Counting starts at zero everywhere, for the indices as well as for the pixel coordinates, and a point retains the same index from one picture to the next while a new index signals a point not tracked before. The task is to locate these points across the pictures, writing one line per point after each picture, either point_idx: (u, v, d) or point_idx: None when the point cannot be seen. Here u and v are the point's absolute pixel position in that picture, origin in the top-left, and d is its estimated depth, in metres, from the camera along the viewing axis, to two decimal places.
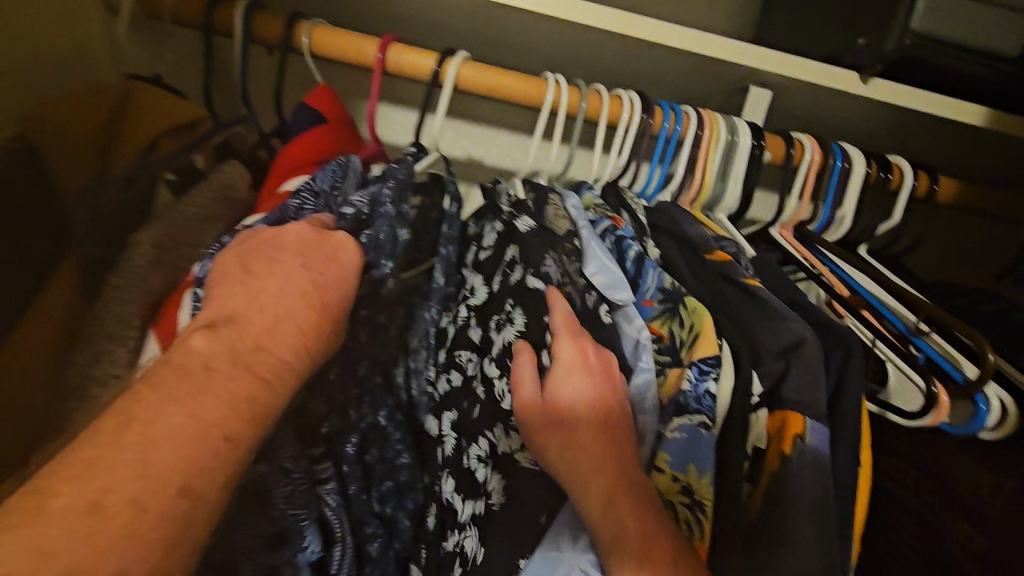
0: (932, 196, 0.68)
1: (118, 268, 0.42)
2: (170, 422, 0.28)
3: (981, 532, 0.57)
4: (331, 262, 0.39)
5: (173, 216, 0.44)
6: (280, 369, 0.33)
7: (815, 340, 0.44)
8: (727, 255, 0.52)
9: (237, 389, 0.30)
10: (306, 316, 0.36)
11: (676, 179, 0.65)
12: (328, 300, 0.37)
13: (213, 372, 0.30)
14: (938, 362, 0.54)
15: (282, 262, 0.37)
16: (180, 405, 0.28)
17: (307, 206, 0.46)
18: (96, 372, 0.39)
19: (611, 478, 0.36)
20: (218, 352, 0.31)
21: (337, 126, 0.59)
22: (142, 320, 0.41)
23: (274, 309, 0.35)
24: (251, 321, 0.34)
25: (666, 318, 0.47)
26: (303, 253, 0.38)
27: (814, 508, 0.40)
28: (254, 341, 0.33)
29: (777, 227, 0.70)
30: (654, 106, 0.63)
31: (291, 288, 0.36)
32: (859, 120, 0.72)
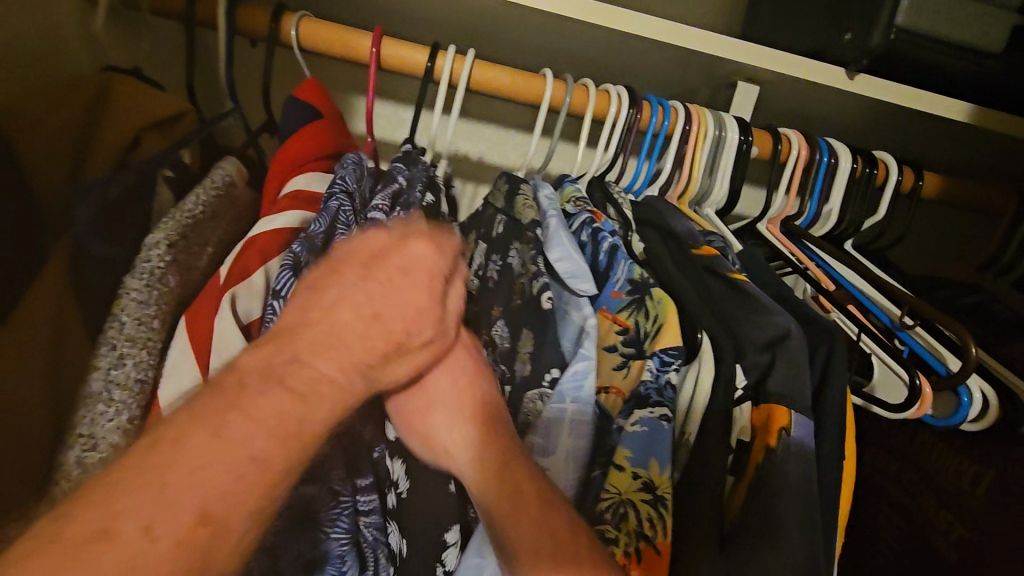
0: (917, 191, 0.68)
1: (133, 269, 0.42)
2: (193, 439, 0.26)
3: (962, 521, 0.58)
4: (396, 279, 0.38)
5: (185, 217, 0.45)
6: (320, 382, 0.31)
7: (800, 334, 0.44)
8: (713, 249, 0.52)
9: (271, 405, 0.29)
10: (354, 333, 0.34)
11: (663, 174, 0.65)
12: (387, 313, 0.36)
13: (246, 386, 0.29)
14: (922, 355, 0.55)
15: (346, 272, 0.36)
16: (205, 425, 0.27)
17: (345, 207, 0.46)
18: (114, 373, 0.39)
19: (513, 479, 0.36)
20: (259, 369, 0.30)
21: (331, 120, 0.59)
22: (160, 321, 0.42)
23: (323, 323, 0.33)
24: (304, 334, 0.33)
25: (632, 309, 0.46)
26: (368, 265, 0.37)
27: (799, 500, 0.40)
28: (296, 355, 0.31)
29: (765, 223, 0.70)
30: (642, 100, 0.63)
31: (347, 299, 0.35)
32: (845, 115, 0.73)
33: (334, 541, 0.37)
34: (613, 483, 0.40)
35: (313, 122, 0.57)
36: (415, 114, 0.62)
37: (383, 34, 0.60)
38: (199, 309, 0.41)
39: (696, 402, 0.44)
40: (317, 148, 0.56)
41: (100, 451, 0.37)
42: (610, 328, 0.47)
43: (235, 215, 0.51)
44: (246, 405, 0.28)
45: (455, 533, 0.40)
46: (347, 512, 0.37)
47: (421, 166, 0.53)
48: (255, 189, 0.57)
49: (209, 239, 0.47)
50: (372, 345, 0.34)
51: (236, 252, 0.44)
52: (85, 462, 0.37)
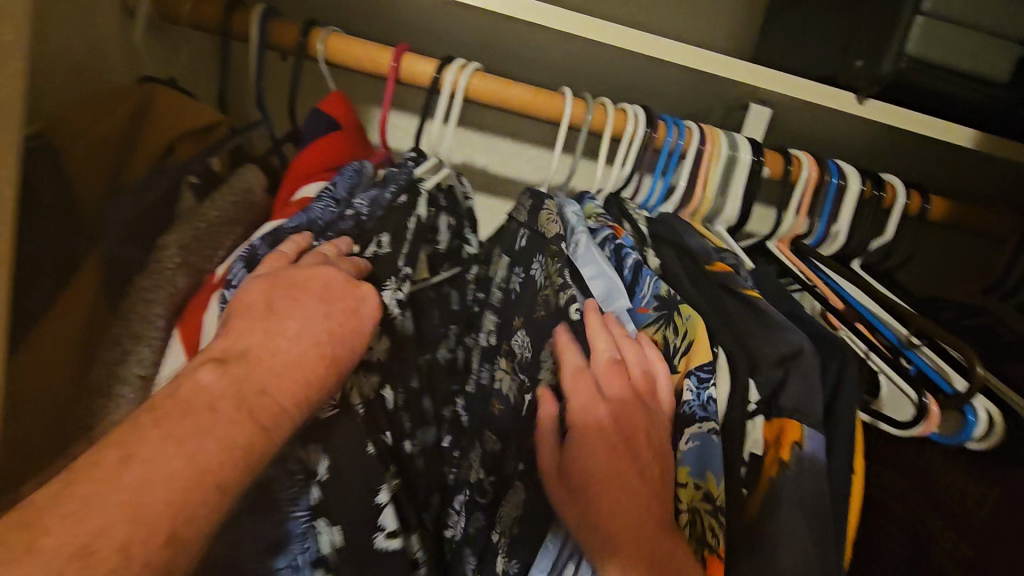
0: (924, 214, 0.70)
1: (146, 269, 0.43)
2: (169, 460, 0.27)
3: (965, 540, 0.59)
4: (346, 317, 0.38)
5: (199, 222, 0.46)
6: (277, 415, 0.32)
7: (812, 351, 0.46)
8: (725, 266, 0.54)
9: (234, 433, 0.30)
10: (313, 367, 0.35)
11: (678, 191, 0.67)
12: (341, 351, 0.37)
13: (216, 412, 0.30)
14: (930, 373, 0.56)
15: (305, 305, 0.37)
16: (177, 447, 0.28)
17: (328, 211, 0.47)
18: (121, 371, 0.41)
19: (637, 525, 0.36)
20: (227, 391, 0.31)
21: (349, 133, 0.61)
22: (165, 320, 0.43)
23: (288, 353, 0.34)
24: (263, 361, 0.33)
25: (660, 325, 0.48)
26: (328, 299, 0.38)
27: (810, 512, 0.42)
28: (260, 386, 0.32)
29: (774, 241, 0.71)
30: (658, 119, 0.65)
31: (307, 333, 0.36)
32: (854, 138, 0.75)
33: (296, 521, 0.36)
34: (681, 496, 0.41)
35: (331, 133, 0.59)
36: (419, 122, 0.64)
37: (408, 49, 0.62)
38: (197, 310, 0.42)
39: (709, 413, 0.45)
40: (332, 159, 0.58)
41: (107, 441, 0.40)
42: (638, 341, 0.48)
43: (254, 220, 0.53)
44: (216, 433, 0.29)
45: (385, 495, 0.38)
46: (302, 489, 0.36)
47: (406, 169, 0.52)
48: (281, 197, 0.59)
49: (221, 245, 0.48)
50: (326, 383, 0.35)
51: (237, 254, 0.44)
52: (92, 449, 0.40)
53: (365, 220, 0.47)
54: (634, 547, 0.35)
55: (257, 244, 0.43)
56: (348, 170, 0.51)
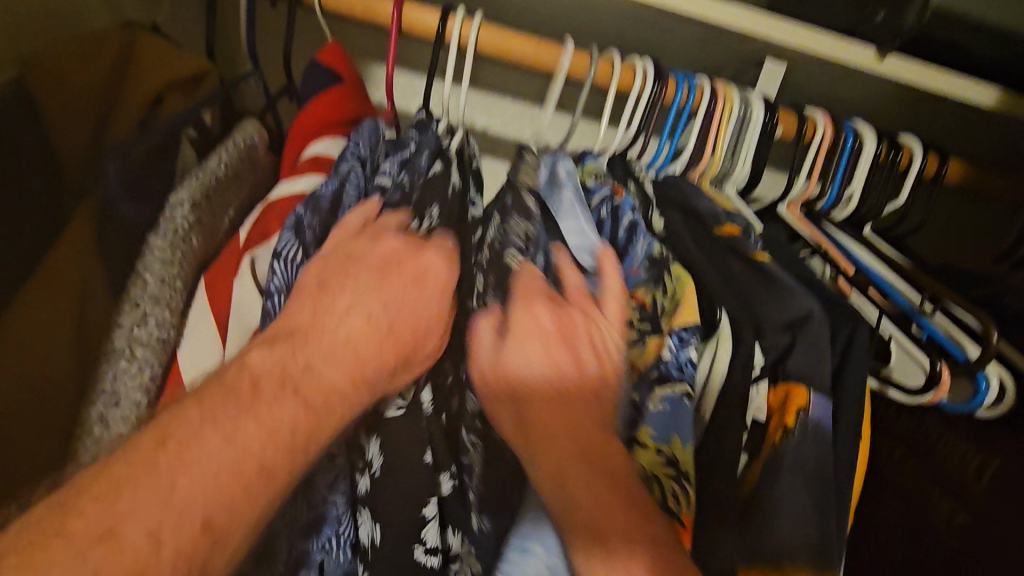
0: (940, 178, 0.68)
1: (158, 227, 0.41)
2: (204, 444, 0.27)
3: (964, 507, 0.58)
4: (409, 288, 0.39)
5: (209, 176, 0.44)
6: (329, 393, 0.32)
7: (822, 316, 0.44)
8: (735, 229, 0.51)
9: (282, 415, 0.30)
10: (366, 342, 0.35)
11: (686, 152, 0.65)
12: (397, 324, 0.37)
13: (261, 392, 0.30)
14: (942, 342, 0.55)
15: (357, 276, 0.38)
16: (216, 428, 0.28)
17: (357, 173, 0.46)
18: (137, 332, 0.38)
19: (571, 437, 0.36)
20: (272, 369, 0.31)
21: (352, 88, 0.58)
22: (183, 281, 0.41)
23: (336, 332, 0.35)
24: (312, 340, 0.34)
25: (649, 286, 0.46)
26: (382, 269, 0.39)
27: (813, 479, 0.41)
28: (308, 362, 0.33)
29: (785, 204, 0.69)
30: (668, 75, 0.62)
31: (359, 308, 0.36)
32: (871, 98, 0.72)
33: (334, 504, 0.39)
34: (642, 461, 0.40)
35: (331, 87, 0.56)
36: (427, 78, 0.61)
37: None
38: (219, 272, 0.42)
39: (713, 377, 0.44)
40: (336, 112, 0.56)
41: (123, 409, 0.37)
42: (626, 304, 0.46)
43: (257, 179, 0.51)
44: (259, 413, 0.29)
45: (433, 507, 0.39)
46: (344, 474, 0.39)
47: (432, 132, 0.51)
48: (273, 153, 0.57)
49: (230, 204, 0.47)
50: (385, 358, 0.36)
51: (257, 215, 0.45)
52: (107, 418, 0.37)
53: (410, 192, 0.46)
54: (564, 498, 0.33)
55: (300, 214, 0.42)
56: (363, 129, 0.49)
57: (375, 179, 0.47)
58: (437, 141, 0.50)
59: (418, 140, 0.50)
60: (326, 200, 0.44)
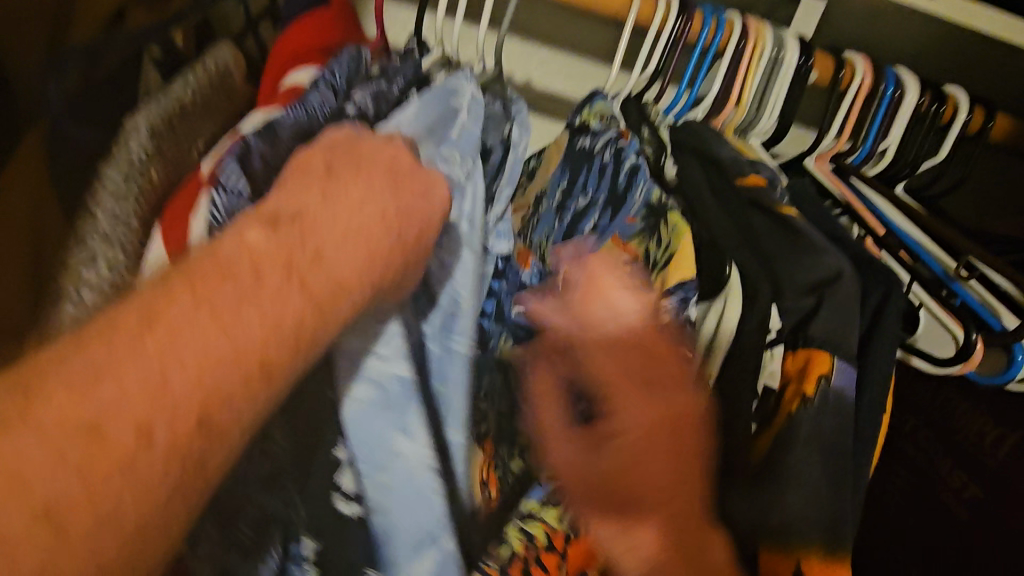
0: (984, 134, 0.62)
1: (111, 157, 0.37)
2: (197, 331, 0.20)
3: (977, 481, 0.56)
4: (417, 181, 0.30)
5: (170, 101, 0.40)
6: (337, 292, 0.24)
7: (852, 277, 0.40)
8: (759, 180, 0.46)
9: (285, 311, 0.22)
10: (377, 238, 0.26)
11: (708, 99, 0.59)
12: (409, 223, 0.28)
13: (261, 277, 0.22)
14: (974, 308, 0.51)
15: (371, 172, 0.28)
16: (210, 316, 0.20)
17: (331, 103, 0.42)
18: (87, 276, 0.35)
19: (671, 426, 0.29)
20: (271, 254, 0.23)
21: (339, 12, 0.53)
22: (141, 221, 0.37)
23: (345, 220, 0.26)
24: (318, 227, 0.25)
25: (644, 237, 0.41)
26: (393, 172, 0.29)
27: (830, 451, 0.38)
28: (315, 248, 0.24)
29: (813, 159, 0.63)
30: (694, 8, 0.56)
31: (373, 201, 0.27)
32: (914, 42, 0.65)
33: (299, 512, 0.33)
34: None
35: (318, 11, 0.52)
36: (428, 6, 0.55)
37: None
38: (178, 207, 0.36)
39: (722, 334, 0.39)
40: (323, 38, 0.51)
41: None
42: (621, 257, 0.40)
43: (234, 109, 0.48)
44: (257, 302, 0.21)
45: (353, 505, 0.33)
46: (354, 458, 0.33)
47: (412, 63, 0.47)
48: (253, 83, 0.52)
49: (200, 134, 0.43)
50: (380, 247, 0.26)
51: (226, 145, 0.40)
52: None
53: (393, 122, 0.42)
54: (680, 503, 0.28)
55: (252, 141, 0.37)
56: (343, 56, 0.45)
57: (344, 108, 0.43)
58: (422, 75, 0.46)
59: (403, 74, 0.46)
60: (287, 129, 0.38)
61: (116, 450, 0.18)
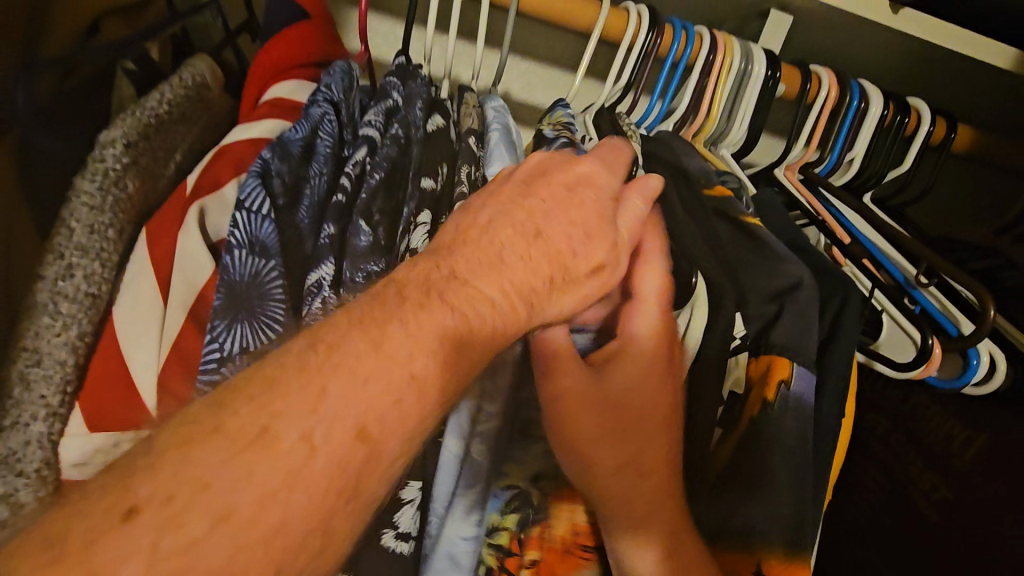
0: (947, 144, 0.64)
1: (86, 167, 0.37)
2: (353, 347, 0.26)
3: (947, 483, 0.57)
4: (561, 196, 0.36)
5: (148, 113, 0.40)
6: (478, 302, 0.30)
7: (812, 284, 0.41)
8: (726, 191, 0.47)
9: (430, 329, 0.27)
10: (524, 250, 0.33)
11: (679, 112, 0.60)
12: (549, 232, 0.34)
13: (405, 299, 0.28)
14: (934, 315, 0.53)
15: (513, 188, 0.36)
16: (363, 333, 0.26)
17: (331, 117, 0.43)
18: (62, 286, 0.35)
19: (653, 425, 0.36)
20: (412, 279, 0.29)
21: (319, 24, 0.54)
22: (115, 231, 0.38)
23: (490, 237, 0.33)
24: (469, 253, 0.32)
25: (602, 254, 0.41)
26: (528, 183, 0.36)
27: (793, 455, 0.39)
28: (473, 267, 0.31)
29: (784, 168, 0.64)
30: (664, 22, 0.58)
31: (514, 215, 0.34)
32: (878, 56, 0.67)
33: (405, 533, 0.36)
34: (526, 457, 0.39)
35: (297, 24, 0.52)
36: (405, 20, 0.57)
37: None
38: (164, 218, 0.39)
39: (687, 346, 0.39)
40: (300, 51, 0.51)
41: (46, 368, 0.35)
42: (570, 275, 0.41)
43: (209, 120, 0.48)
44: (399, 320, 0.27)
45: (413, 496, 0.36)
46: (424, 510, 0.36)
47: (420, 82, 0.48)
48: (231, 96, 0.53)
49: (177, 145, 0.44)
50: (536, 265, 0.33)
51: (207, 160, 0.41)
52: (28, 378, 0.34)
53: (406, 144, 0.44)
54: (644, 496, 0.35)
55: (268, 159, 0.39)
56: (336, 70, 0.46)
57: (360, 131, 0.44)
58: (429, 94, 0.48)
59: (404, 92, 0.47)
60: (296, 146, 0.41)
61: (286, 451, 0.23)
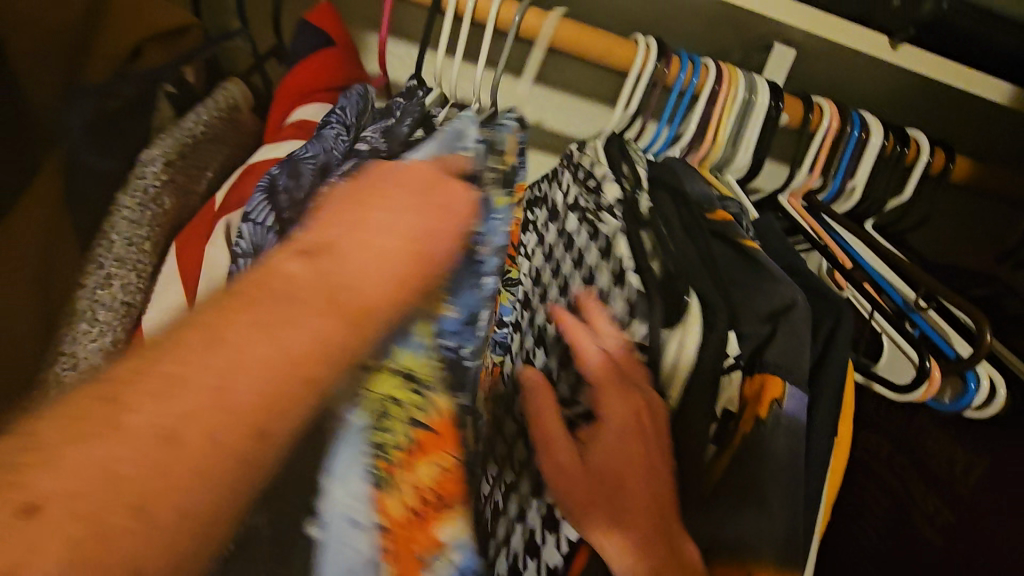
0: (946, 175, 0.66)
1: (128, 185, 0.41)
2: (250, 342, 0.23)
3: (949, 506, 0.58)
4: (441, 204, 0.34)
5: (184, 134, 0.44)
6: (368, 307, 0.27)
7: (805, 306, 0.43)
8: (727, 214, 0.49)
9: (319, 326, 0.25)
10: (400, 257, 0.30)
11: (686, 139, 0.63)
12: (430, 242, 0.32)
13: (294, 299, 0.25)
14: (931, 337, 0.54)
15: (389, 192, 0.33)
16: (264, 329, 0.23)
17: (343, 137, 0.45)
18: (100, 294, 0.38)
19: (616, 461, 0.39)
20: (305, 278, 0.26)
21: (344, 50, 0.57)
22: (152, 243, 0.41)
23: (368, 240, 0.29)
24: (347, 252, 0.28)
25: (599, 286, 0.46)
26: (416, 191, 0.34)
27: (786, 472, 0.40)
28: (349, 268, 0.28)
29: (786, 195, 0.67)
30: (672, 54, 0.60)
31: (390, 220, 0.31)
32: (878, 89, 0.70)
33: None
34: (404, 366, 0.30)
35: (324, 50, 0.55)
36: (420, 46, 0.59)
37: None
38: (193, 232, 0.42)
39: (682, 362, 0.42)
40: (324, 77, 0.54)
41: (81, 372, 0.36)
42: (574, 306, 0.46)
43: (240, 141, 0.51)
44: (303, 325, 0.24)
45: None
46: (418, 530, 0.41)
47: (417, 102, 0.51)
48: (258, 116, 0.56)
49: (209, 164, 0.47)
50: (400, 265, 0.29)
51: (236, 179, 0.44)
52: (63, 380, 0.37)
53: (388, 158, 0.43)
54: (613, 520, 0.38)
55: (276, 175, 0.41)
56: (352, 95, 0.49)
57: (355, 145, 0.45)
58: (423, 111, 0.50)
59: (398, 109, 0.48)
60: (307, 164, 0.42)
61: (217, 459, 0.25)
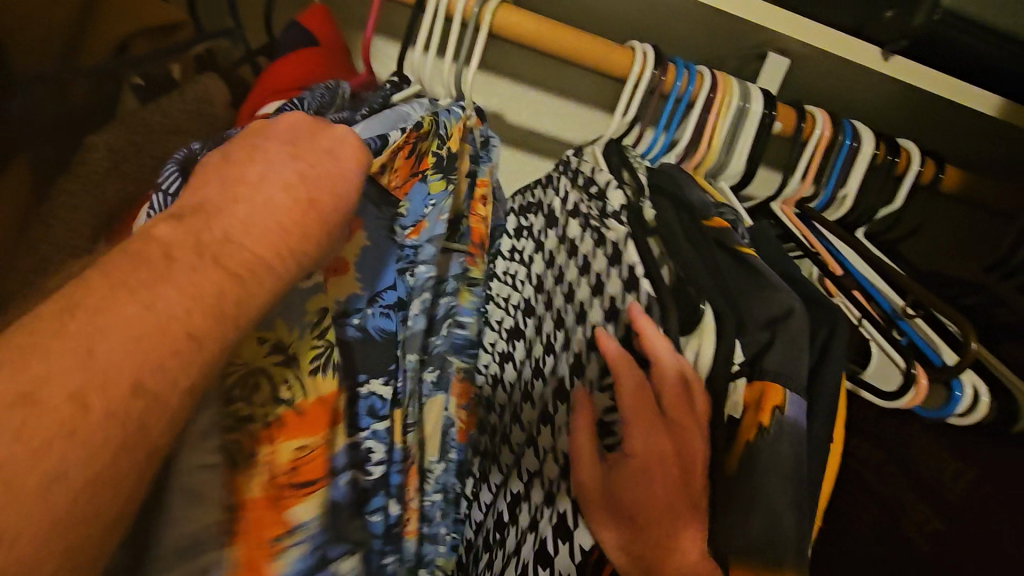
0: (936, 184, 0.67)
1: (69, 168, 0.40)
2: (132, 306, 0.24)
3: (938, 514, 0.58)
4: (325, 152, 0.35)
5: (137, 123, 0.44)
6: (252, 260, 0.29)
7: (803, 313, 0.43)
8: (724, 221, 0.50)
9: (198, 281, 0.26)
10: (287, 214, 0.31)
11: (681, 145, 0.63)
12: (318, 194, 0.33)
13: (172, 263, 0.26)
14: (920, 345, 0.55)
15: (272, 150, 0.33)
16: (135, 295, 0.25)
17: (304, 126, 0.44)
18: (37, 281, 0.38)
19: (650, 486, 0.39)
20: (185, 244, 0.27)
21: (327, 49, 0.57)
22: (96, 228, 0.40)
23: (250, 199, 0.31)
24: (228, 214, 0.30)
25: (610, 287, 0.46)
26: (296, 153, 0.34)
27: (788, 478, 0.40)
28: (223, 230, 0.29)
29: (779, 202, 0.68)
30: (669, 62, 0.61)
31: (274, 178, 0.32)
32: (870, 98, 0.71)
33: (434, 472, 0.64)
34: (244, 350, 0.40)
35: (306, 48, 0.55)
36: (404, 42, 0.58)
37: None
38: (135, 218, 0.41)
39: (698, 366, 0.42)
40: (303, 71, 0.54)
41: None
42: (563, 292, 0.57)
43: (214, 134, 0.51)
44: (176, 279, 0.26)
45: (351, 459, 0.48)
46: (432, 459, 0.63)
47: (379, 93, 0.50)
48: None
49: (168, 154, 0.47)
50: (279, 212, 0.31)
51: None
52: None
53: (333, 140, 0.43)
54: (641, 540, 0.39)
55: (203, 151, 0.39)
56: (318, 87, 0.46)
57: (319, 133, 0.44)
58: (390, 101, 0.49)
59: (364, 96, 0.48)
60: None
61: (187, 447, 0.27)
